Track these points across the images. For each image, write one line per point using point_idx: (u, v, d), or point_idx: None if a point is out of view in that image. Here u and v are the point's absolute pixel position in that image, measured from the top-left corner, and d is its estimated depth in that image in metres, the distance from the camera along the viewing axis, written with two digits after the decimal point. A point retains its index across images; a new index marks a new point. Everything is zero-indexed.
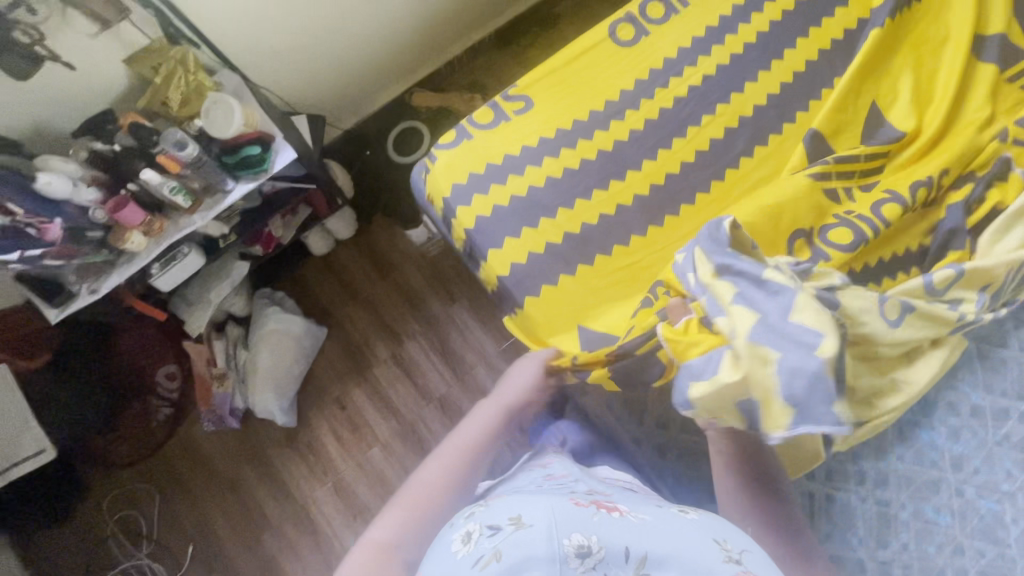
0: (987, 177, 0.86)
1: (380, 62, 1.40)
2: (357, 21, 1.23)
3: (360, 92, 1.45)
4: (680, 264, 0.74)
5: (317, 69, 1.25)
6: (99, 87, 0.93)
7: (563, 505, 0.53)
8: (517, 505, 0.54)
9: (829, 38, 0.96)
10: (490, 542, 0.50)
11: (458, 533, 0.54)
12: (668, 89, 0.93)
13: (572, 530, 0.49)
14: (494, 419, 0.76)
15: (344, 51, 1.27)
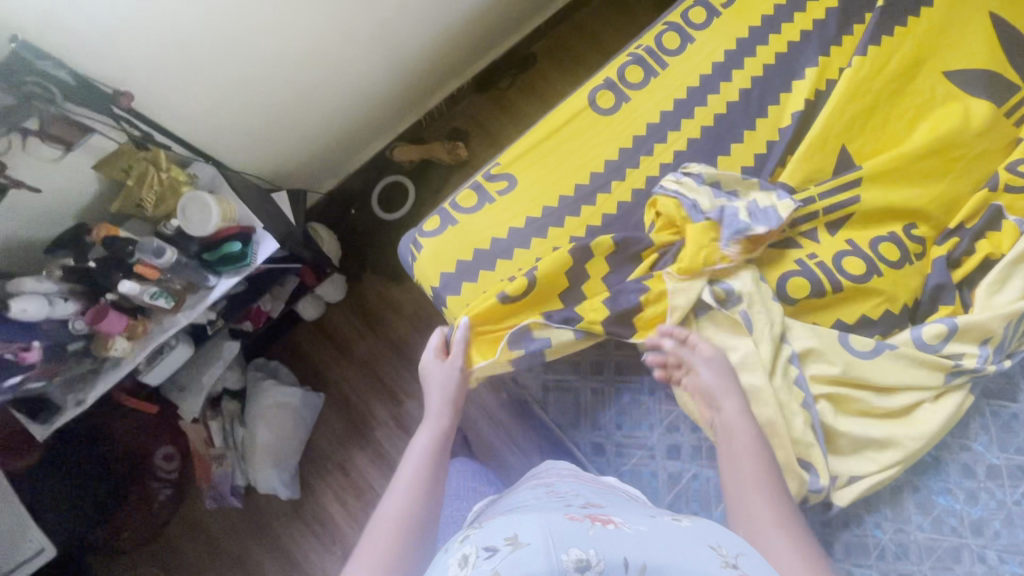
0: (974, 230, 0.86)
1: (361, 120, 1.38)
2: (338, 90, 1.20)
3: (339, 154, 1.42)
4: (674, 187, 0.85)
5: (298, 139, 1.22)
6: (68, 198, 0.90)
7: (559, 520, 0.48)
8: (511, 523, 0.48)
9: (815, 89, 0.93)
10: (488, 564, 0.43)
11: (454, 557, 0.47)
12: (654, 156, 0.91)
13: (569, 544, 0.44)
14: (434, 434, 0.69)
15: (325, 118, 1.25)
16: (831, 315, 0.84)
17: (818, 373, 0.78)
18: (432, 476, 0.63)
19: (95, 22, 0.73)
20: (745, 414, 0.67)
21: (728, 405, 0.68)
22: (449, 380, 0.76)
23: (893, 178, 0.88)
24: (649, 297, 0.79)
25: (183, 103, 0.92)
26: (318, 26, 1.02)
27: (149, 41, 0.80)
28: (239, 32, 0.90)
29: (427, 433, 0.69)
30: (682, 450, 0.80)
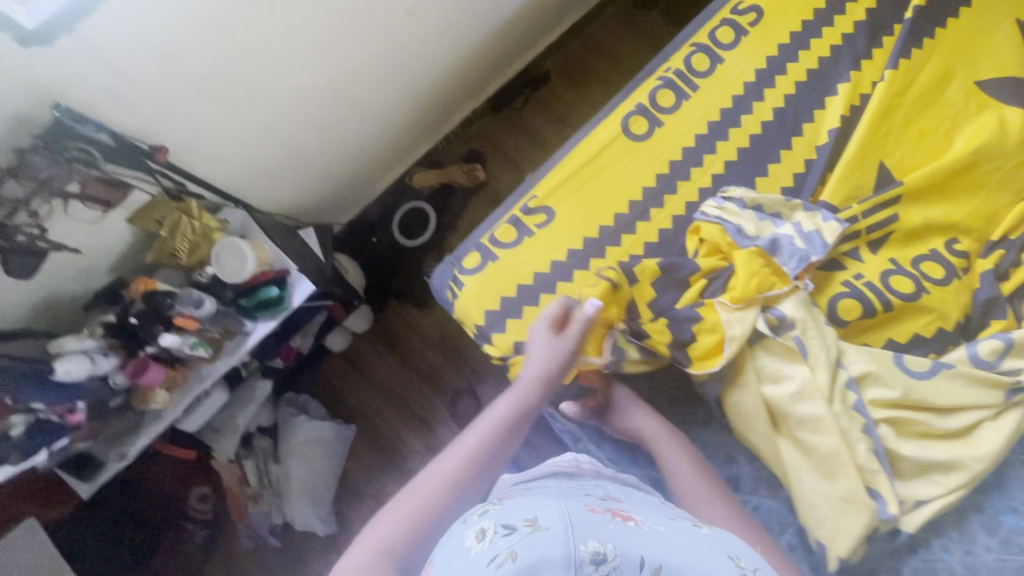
0: (1020, 242, 0.85)
1: (382, 148, 1.37)
2: (362, 121, 1.20)
3: (358, 184, 1.41)
4: (718, 213, 0.84)
5: (323, 172, 1.22)
6: (104, 253, 0.88)
7: (577, 511, 0.50)
8: (530, 506, 0.51)
9: (850, 104, 0.92)
10: (505, 541, 0.46)
11: (472, 532, 0.50)
12: (691, 181, 0.90)
13: (586, 537, 0.46)
14: (509, 409, 0.69)
15: (348, 149, 1.24)
16: (882, 335, 0.83)
17: (877, 398, 0.77)
18: (490, 454, 0.65)
19: (129, 83, 0.72)
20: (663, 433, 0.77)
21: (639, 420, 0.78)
22: (549, 360, 0.73)
23: (933, 192, 0.88)
24: (703, 326, 0.78)
25: (213, 151, 0.91)
26: (343, 64, 1.00)
27: (180, 96, 0.79)
28: (267, 78, 0.88)
29: (505, 405, 0.69)
30: (742, 482, 0.80)
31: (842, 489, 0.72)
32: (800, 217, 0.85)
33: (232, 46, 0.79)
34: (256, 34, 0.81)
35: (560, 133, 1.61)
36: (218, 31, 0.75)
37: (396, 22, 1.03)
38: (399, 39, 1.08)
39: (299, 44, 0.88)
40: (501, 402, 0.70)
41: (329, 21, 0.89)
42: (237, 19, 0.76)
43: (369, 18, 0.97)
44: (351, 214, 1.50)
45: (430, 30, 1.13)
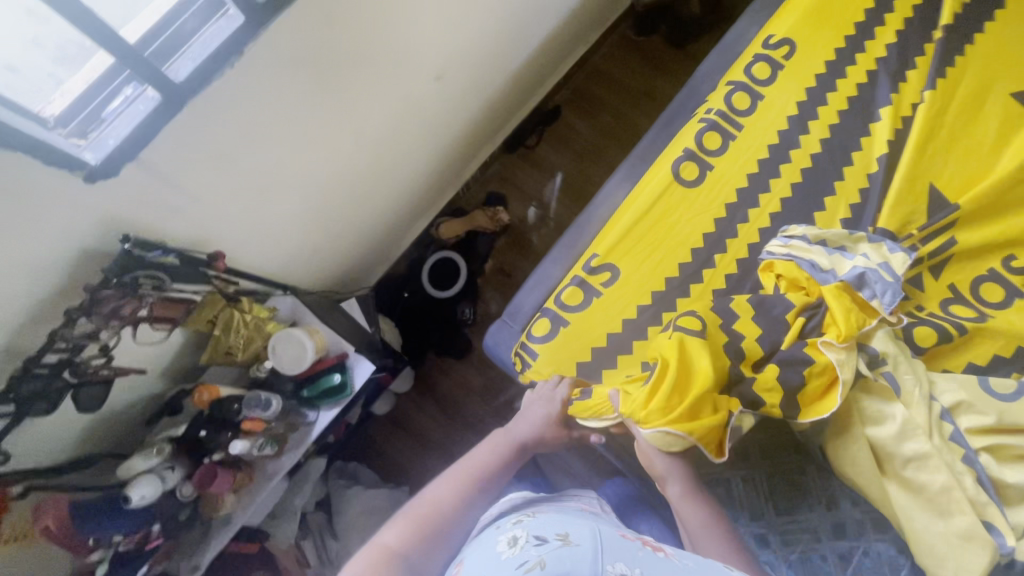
0: None
1: (410, 207, 1.37)
2: (391, 186, 1.19)
3: (387, 243, 1.40)
4: (786, 253, 0.83)
5: (357, 241, 1.21)
6: (163, 363, 0.85)
7: (607, 534, 0.51)
8: (560, 525, 0.53)
9: (894, 128, 0.92)
10: (535, 550, 0.48)
11: (504, 538, 0.53)
12: (751, 223, 0.90)
13: (615, 559, 0.47)
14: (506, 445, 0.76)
15: (380, 214, 1.24)
16: (961, 359, 0.82)
17: (973, 426, 0.77)
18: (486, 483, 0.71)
19: (185, 194, 0.69)
20: (692, 497, 0.72)
21: (672, 487, 0.73)
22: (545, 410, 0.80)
23: (985, 211, 0.89)
24: (813, 371, 0.75)
25: (261, 241, 0.89)
26: (374, 135, 1.00)
27: (232, 195, 0.77)
28: (307, 160, 0.87)
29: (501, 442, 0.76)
30: (848, 527, 0.79)
31: (957, 528, 0.70)
32: (866, 248, 0.83)
33: (277, 136, 0.78)
34: (295, 123, 0.79)
35: (579, 167, 1.60)
36: (263, 128, 0.75)
37: (425, 88, 1.03)
38: (425, 103, 1.07)
39: (336, 122, 0.88)
40: (493, 441, 0.77)
41: (363, 95, 0.89)
42: (281, 109, 0.75)
43: (400, 88, 0.97)
44: (380, 272, 1.48)
45: (454, 89, 1.13)
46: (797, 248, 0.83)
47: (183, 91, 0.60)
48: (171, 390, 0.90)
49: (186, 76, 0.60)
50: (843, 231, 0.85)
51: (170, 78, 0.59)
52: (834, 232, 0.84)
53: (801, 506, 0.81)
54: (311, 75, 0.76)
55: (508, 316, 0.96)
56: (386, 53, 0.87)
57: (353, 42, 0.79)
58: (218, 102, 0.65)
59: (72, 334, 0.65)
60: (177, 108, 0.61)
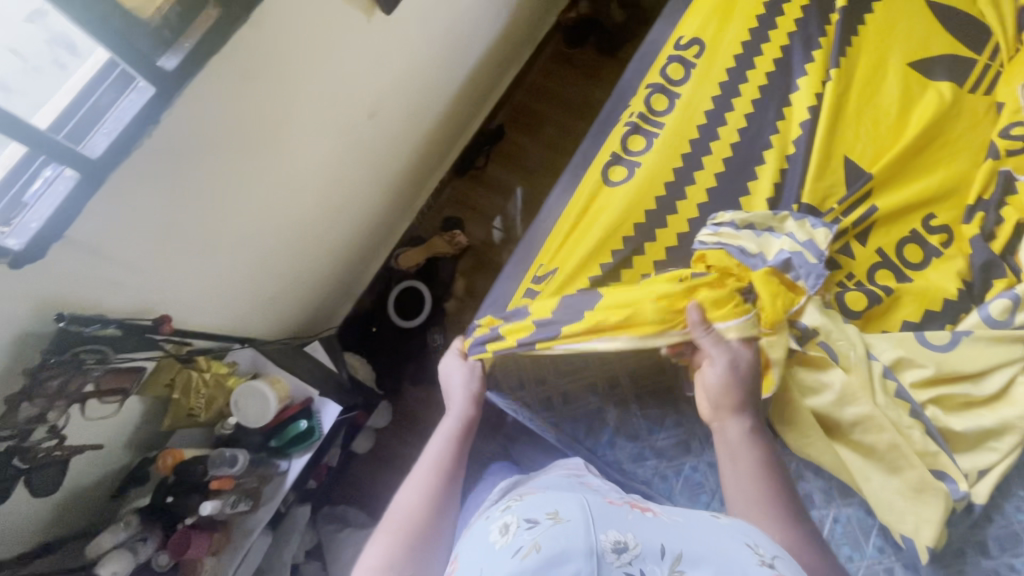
0: (994, 201, 0.90)
1: (366, 241, 1.39)
2: (342, 225, 1.21)
3: (350, 278, 1.41)
4: (718, 241, 0.86)
5: (315, 282, 1.22)
6: (123, 433, 0.85)
7: (598, 505, 0.53)
8: (550, 502, 0.54)
9: (804, 109, 0.97)
10: (528, 534, 0.49)
11: (495, 529, 0.53)
12: (683, 217, 0.93)
13: (608, 527, 0.49)
14: (454, 427, 0.80)
15: (335, 253, 1.25)
16: (897, 318, 0.86)
17: (915, 380, 0.80)
18: (451, 466, 0.75)
19: (120, 263, 0.70)
20: (751, 438, 0.71)
21: (732, 426, 0.72)
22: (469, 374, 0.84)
23: (897, 176, 0.94)
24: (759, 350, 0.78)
25: (212, 294, 0.90)
26: (316, 178, 1.02)
27: (173, 256, 0.78)
28: (247, 211, 0.89)
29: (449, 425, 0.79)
30: (815, 497, 0.81)
31: (911, 481, 0.75)
32: (791, 227, 0.88)
33: (212, 194, 0.79)
34: (225, 178, 0.80)
35: (529, 182, 1.64)
36: (197, 189, 0.76)
37: (360, 127, 1.06)
38: (361, 143, 1.10)
39: (272, 172, 0.90)
40: (446, 422, 0.81)
41: (296, 141, 0.91)
42: (211, 168, 0.77)
43: (334, 131, 0.99)
44: (346, 311, 1.49)
45: (392, 124, 1.16)
46: (729, 234, 0.86)
47: (102, 166, 0.61)
48: (137, 460, 0.89)
49: (103, 150, 0.61)
50: (767, 212, 0.90)
51: (85, 154, 0.60)
52: (759, 216, 0.88)
53: None
54: (235, 130, 0.77)
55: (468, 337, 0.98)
56: (312, 100, 0.89)
57: (276, 93, 0.81)
58: (143, 172, 0.67)
59: (16, 421, 0.65)
60: (98, 181, 0.61)
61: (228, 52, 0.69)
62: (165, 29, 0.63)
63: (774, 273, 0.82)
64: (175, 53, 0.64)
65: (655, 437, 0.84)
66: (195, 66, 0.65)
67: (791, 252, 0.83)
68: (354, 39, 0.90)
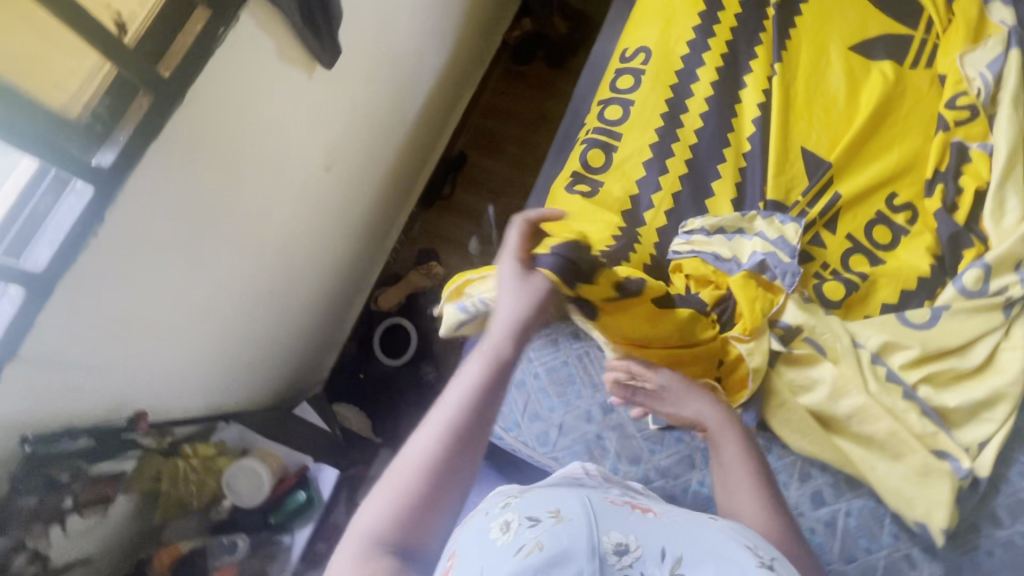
0: (952, 173, 0.92)
1: (344, 276, 1.34)
2: (314, 263, 1.17)
3: (337, 306, 1.38)
4: (691, 249, 0.87)
5: (296, 326, 1.19)
6: (112, 543, 0.80)
7: (602, 506, 0.52)
8: (552, 499, 0.52)
9: (755, 103, 0.98)
10: (530, 531, 0.47)
11: (496, 522, 0.51)
12: (652, 227, 0.93)
13: (610, 529, 0.48)
14: (486, 367, 0.57)
15: (310, 294, 1.20)
16: (876, 301, 0.87)
17: (905, 362, 0.80)
18: (470, 425, 0.53)
19: (81, 368, 0.68)
20: (722, 430, 0.66)
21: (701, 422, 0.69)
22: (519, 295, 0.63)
23: (854, 159, 0.95)
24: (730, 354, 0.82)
25: (185, 374, 0.87)
26: (278, 236, 1.00)
27: (137, 347, 0.75)
28: (208, 284, 0.86)
29: (481, 365, 0.57)
30: (825, 493, 0.80)
31: (914, 465, 0.75)
32: (761, 225, 0.88)
33: (171, 276, 0.77)
34: (181, 256, 0.78)
35: (499, 203, 1.64)
36: (151, 274, 0.73)
37: (317, 179, 1.04)
38: (319, 194, 1.07)
39: (229, 235, 0.86)
40: (473, 360, 0.58)
41: (252, 205, 0.89)
42: (167, 252, 0.75)
43: (290, 187, 0.97)
44: (330, 360, 1.47)
45: (350, 171, 1.15)
46: (701, 241, 0.87)
47: (49, 278, 0.59)
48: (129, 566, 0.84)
49: (46, 262, 0.59)
50: (736, 213, 0.90)
51: (28, 269, 0.57)
52: (729, 218, 0.88)
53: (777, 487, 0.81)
54: (187, 208, 0.75)
55: None
56: (261, 162, 0.87)
57: (225, 163, 0.79)
58: (94, 273, 0.64)
59: None
60: (46, 293, 0.59)
61: (166, 135, 0.67)
62: (96, 125, 0.61)
63: (750, 276, 0.83)
64: (110, 146, 0.62)
65: (658, 457, 0.82)
66: (134, 157, 0.63)
67: (765, 253, 0.83)
68: (299, 98, 0.88)
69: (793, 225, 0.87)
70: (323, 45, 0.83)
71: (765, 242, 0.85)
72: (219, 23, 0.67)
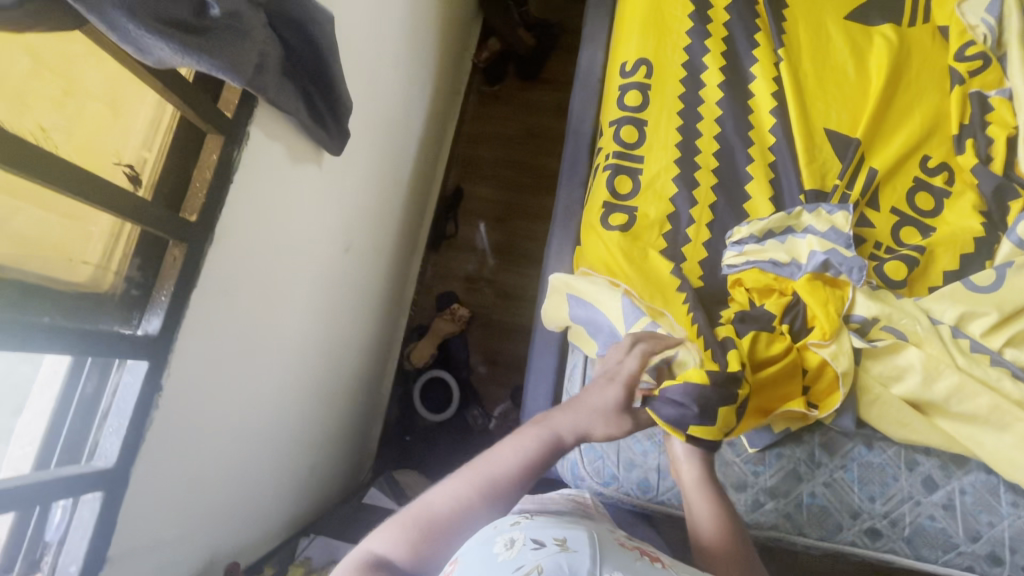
0: (979, 126, 0.91)
1: (375, 347, 1.30)
2: (348, 347, 1.12)
3: (377, 369, 1.34)
4: (746, 263, 0.86)
5: (342, 413, 1.14)
6: None
7: (610, 545, 0.49)
8: (561, 528, 0.50)
9: (769, 94, 0.96)
10: (532, 553, 0.45)
11: (501, 537, 0.49)
12: (697, 244, 0.91)
13: (614, 569, 0.45)
14: (534, 448, 0.66)
15: (351, 378, 1.16)
16: (937, 272, 0.86)
17: (985, 330, 0.79)
18: (503, 491, 0.62)
19: (165, 541, 0.63)
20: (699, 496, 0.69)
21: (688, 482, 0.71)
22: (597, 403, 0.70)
23: (878, 130, 0.94)
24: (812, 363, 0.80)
25: (250, 503, 0.81)
26: (315, 333, 0.95)
27: (209, 499, 0.70)
28: (262, 405, 0.81)
29: (530, 446, 0.66)
30: (936, 476, 0.79)
31: None
32: (808, 219, 0.86)
33: (229, 416, 0.72)
34: (234, 391, 0.72)
35: (505, 229, 1.58)
36: (212, 421, 0.68)
37: (339, 263, 0.99)
38: (344, 278, 1.02)
39: (273, 350, 0.81)
40: (528, 434, 0.68)
41: (287, 314, 0.84)
42: (224, 393, 0.70)
43: (315, 282, 0.91)
44: (376, 429, 1.42)
45: (366, 246, 1.10)
46: (755, 251, 0.85)
47: (123, 470, 0.54)
48: None
49: (117, 454, 0.54)
50: (780, 212, 0.88)
51: (101, 468, 0.53)
52: (777, 222, 0.86)
53: (888, 481, 0.80)
54: (232, 341, 0.70)
55: None
56: (290, 267, 0.82)
57: (260, 283, 0.74)
58: (160, 444, 0.59)
59: None
60: (122, 487, 0.54)
61: (204, 280, 0.62)
62: (131, 289, 0.57)
63: (814, 278, 0.82)
64: (154, 310, 0.57)
65: (763, 478, 0.81)
66: (179, 315, 0.59)
67: (825, 252, 0.82)
68: (313, 191, 0.83)
69: (842, 213, 0.84)
70: (330, 133, 0.78)
71: (821, 238, 0.83)
72: (232, 146, 0.62)
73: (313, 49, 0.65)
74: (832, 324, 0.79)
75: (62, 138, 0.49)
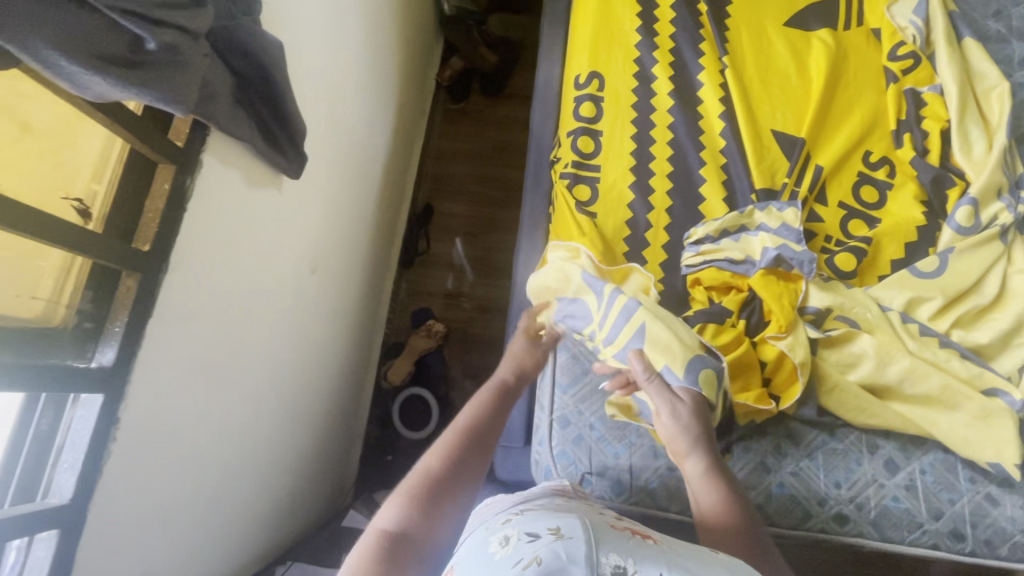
0: (914, 121, 0.96)
1: (351, 366, 1.30)
2: (322, 367, 1.12)
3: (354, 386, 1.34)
4: (703, 263, 0.89)
5: (319, 435, 1.13)
6: None
7: (601, 526, 0.49)
8: (553, 518, 0.50)
9: (716, 100, 0.99)
10: (529, 547, 0.45)
11: (494, 536, 0.49)
12: (656, 247, 0.93)
13: (609, 550, 0.45)
14: (488, 395, 0.74)
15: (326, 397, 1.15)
16: (885, 260, 0.90)
17: (932, 314, 0.83)
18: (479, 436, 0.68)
19: None
20: (704, 481, 0.65)
21: (690, 465, 0.67)
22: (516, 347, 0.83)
23: (821, 129, 0.98)
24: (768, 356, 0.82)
25: (221, 533, 0.80)
26: (285, 356, 0.95)
27: (175, 531, 0.69)
28: (230, 432, 0.80)
29: (485, 394, 0.74)
30: (897, 458, 0.82)
31: (972, 412, 0.77)
32: (760, 217, 0.89)
33: (194, 445, 0.71)
34: (199, 418, 0.72)
35: (478, 243, 1.60)
36: (175, 451, 0.67)
37: (306, 285, 0.99)
38: (312, 299, 1.02)
39: (239, 376, 0.81)
40: (481, 391, 0.75)
41: (253, 339, 0.84)
42: (188, 422, 0.69)
43: (281, 305, 0.91)
44: (356, 450, 1.41)
45: (335, 266, 1.10)
46: (711, 251, 0.88)
47: (80, 505, 0.53)
48: None
49: (73, 489, 0.53)
50: (734, 212, 0.91)
51: (57, 505, 0.52)
52: (731, 222, 0.89)
53: (853, 466, 0.82)
54: (194, 369, 0.70)
55: (504, 438, 0.98)
56: (254, 291, 0.82)
57: (222, 308, 0.74)
58: (121, 476, 0.59)
59: None
60: (81, 524, 0.54)
61: (160, 308, 0.62)
62: (84, 322, 0.56)
63: (768, 275, 0.85)
64: (108, 342, 0.57)
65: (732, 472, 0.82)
66: (135, 345, 0.58)
67: (778, 248, 0.85)
68: (272, 215, 0.84)
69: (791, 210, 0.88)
70: (287, 158, 0.79)
71: (773, 235, 0.86)
72: (185, 174, 0.63)
73: (264, 76, 0.67)
74: (784, 318, 0.81)
75: (7, 175, 0.49)
